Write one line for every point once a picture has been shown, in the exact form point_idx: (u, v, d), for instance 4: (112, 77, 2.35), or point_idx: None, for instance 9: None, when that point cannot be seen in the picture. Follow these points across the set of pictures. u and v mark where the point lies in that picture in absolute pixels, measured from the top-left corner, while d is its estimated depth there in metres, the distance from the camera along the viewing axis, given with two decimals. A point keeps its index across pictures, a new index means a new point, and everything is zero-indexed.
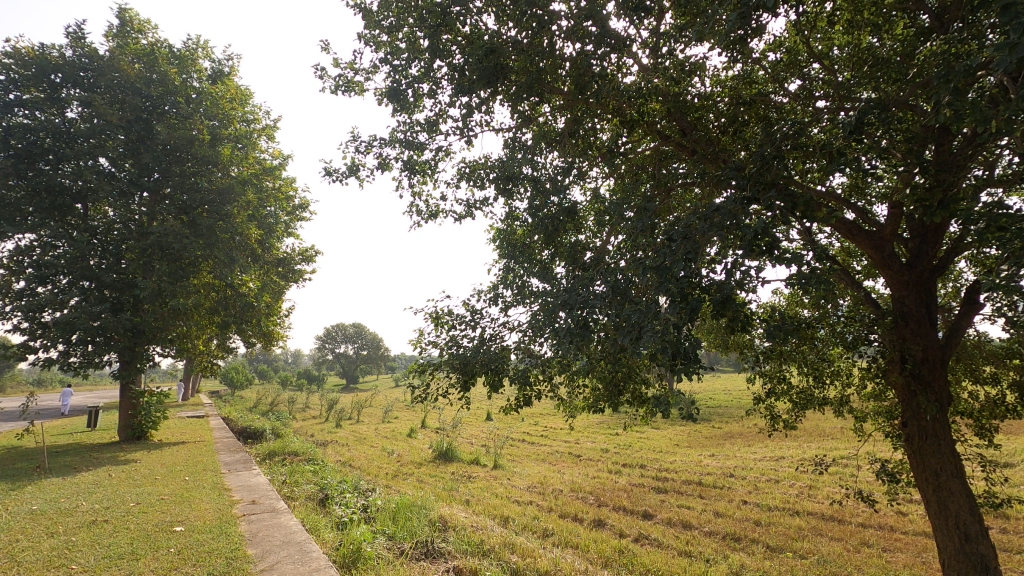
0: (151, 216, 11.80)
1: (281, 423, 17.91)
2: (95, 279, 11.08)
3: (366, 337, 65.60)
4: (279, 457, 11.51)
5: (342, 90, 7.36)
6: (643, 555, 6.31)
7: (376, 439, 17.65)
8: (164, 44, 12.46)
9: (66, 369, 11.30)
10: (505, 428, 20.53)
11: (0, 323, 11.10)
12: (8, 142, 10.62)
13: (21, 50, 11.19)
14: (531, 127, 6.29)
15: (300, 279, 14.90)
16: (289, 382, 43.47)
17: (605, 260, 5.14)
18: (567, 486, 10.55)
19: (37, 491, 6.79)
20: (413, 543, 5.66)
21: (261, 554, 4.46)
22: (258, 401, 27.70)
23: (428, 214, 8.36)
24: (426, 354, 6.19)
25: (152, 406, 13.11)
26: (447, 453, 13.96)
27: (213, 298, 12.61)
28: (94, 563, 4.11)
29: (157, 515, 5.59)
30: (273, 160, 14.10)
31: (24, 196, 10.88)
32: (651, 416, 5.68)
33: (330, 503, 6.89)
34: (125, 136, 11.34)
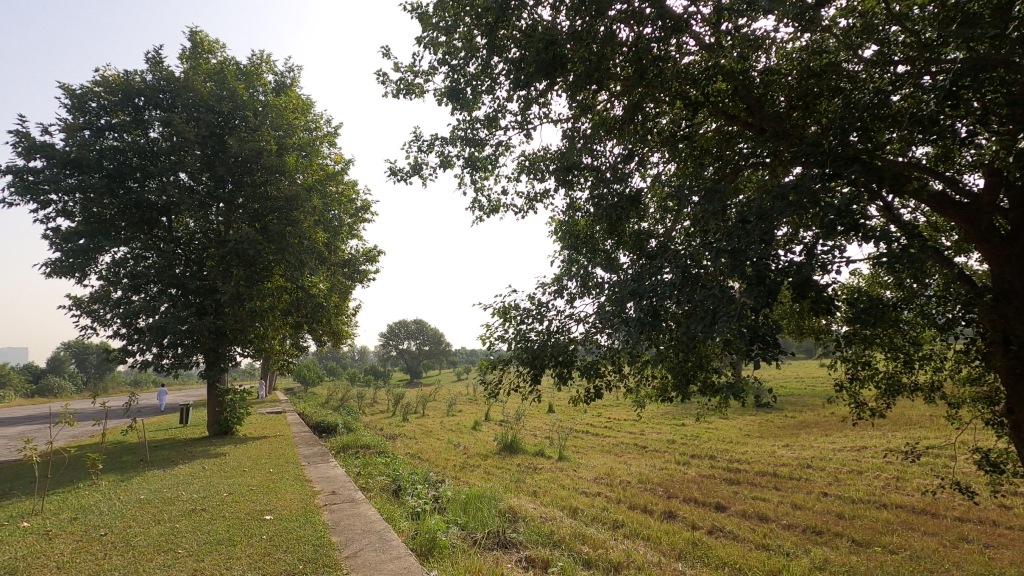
0: (228, 225, 12.56)
1: (352, 417, 18.68)
2: (182, 286, 11.91)
3: (428, 333, 66.94)
4: (352, 450, 12.03)
5: (403, 93, 7.55)
6: (718, 548, 6.16)
7: (442, 432, 18.08)
8: (231, 62, 13.19)
9: (160, 370, 12.23)
10: (568, 420, 20.51)
11: (103, 329, 12.15)
12: (101, 163, 11.55)
13: (108, 78, 12.14)
14: (589, 115, 6.23)
15: (364, 278, 15.45)
16: (356, 379, 45.28)
17: (673, 247, 5.02)
18: (635, 477, 10.43)
19: (143, 482, 7.43)
20: (485, 533, 5.77)
21: (344, 542, 4.68)
22: (329, 397, 29.02)
23: (490, 209, 8.48)
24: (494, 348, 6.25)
25: (236, 403, 13.99)
26: (512, 445, 14.12)
27: (287, 300, 13.31)
28: (198, 548, 4.45)
29: (249, 504, 5.98)
30: (335, 166, 14.67)
31: (117, 213, 11.82)
32: (723, 406, 5.51)
33: (403, 494, 7.13)
34: (201, 151, 12.09)
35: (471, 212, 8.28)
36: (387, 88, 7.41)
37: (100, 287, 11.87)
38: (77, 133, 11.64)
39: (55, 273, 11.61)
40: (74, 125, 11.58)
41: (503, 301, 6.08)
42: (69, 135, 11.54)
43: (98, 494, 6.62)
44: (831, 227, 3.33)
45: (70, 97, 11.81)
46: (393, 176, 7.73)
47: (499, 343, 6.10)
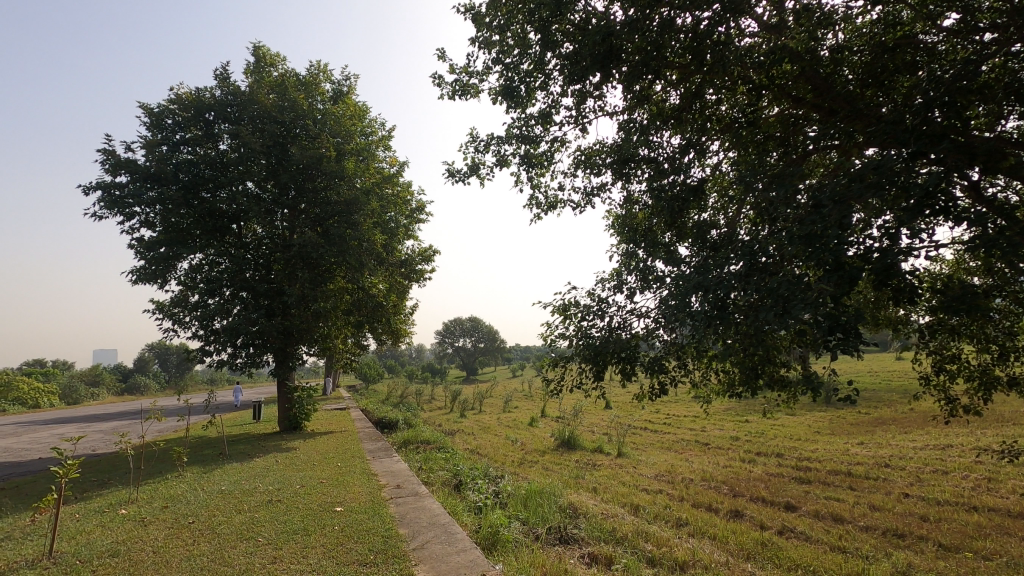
0: (292, 230, 13.13)
1: (412, 414, 19.15)
2: (252, 289, 12.57)
3: (483, 330, 67.58)
4: (413, 445, 12.35)
5: (459, 94, 7.70)
6: (790, 550, 5.92)
7: (499, 428, 18.26)
8: (292, 74, 13.78)
9: (235, 369, 12.98)
10: (627, 416, 20.22)
11: (184, 331, 13.00)
12: (178, 175, 12.32)
13: (182, 95, 12.94)
14: (646, 106, 6.14)
15: (421, 278, 15.77)
16: (415, 376, 46.36)
17: (738, 238, 4.88)
18: (698, 475, 10.18)
19: (224, 473, 7.92)
20: (547, 528, 5.79)
21: (411, 534, 4.82)
22: (389, 394, 29.83)
23: (547, 205, 8.51)
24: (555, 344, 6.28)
25: (304, 400, 14.63)
26: (570, 441, 14.07)
27: (348, 301, 13.80)
28: (276, 537, 4.70)
29: (320, 496, 6.26)
30: (391, 168, 15.05)
31: (193, 222, 12.59)
32: (795, 402, 5.28)
33: (464, 488, 7.26)
34: (266, 160, 12.71)
35: (528, 209, 8.34)
36: (444, 91, 7.59)
37: (180, 292, 12.71)
38: (156, 148, 12.46)
39: (141, 280, 12.51)
40: (153, 141, 12.41)
41: (563, 298, 6.08)
42: (150, 151, 12.38)
43: (184, 485, 7.11)
44: (915, 209, 3.16)
45: (149, 115, 12.67)
46: (452, 177, 7.91)
47: (560, 340, 6.10)
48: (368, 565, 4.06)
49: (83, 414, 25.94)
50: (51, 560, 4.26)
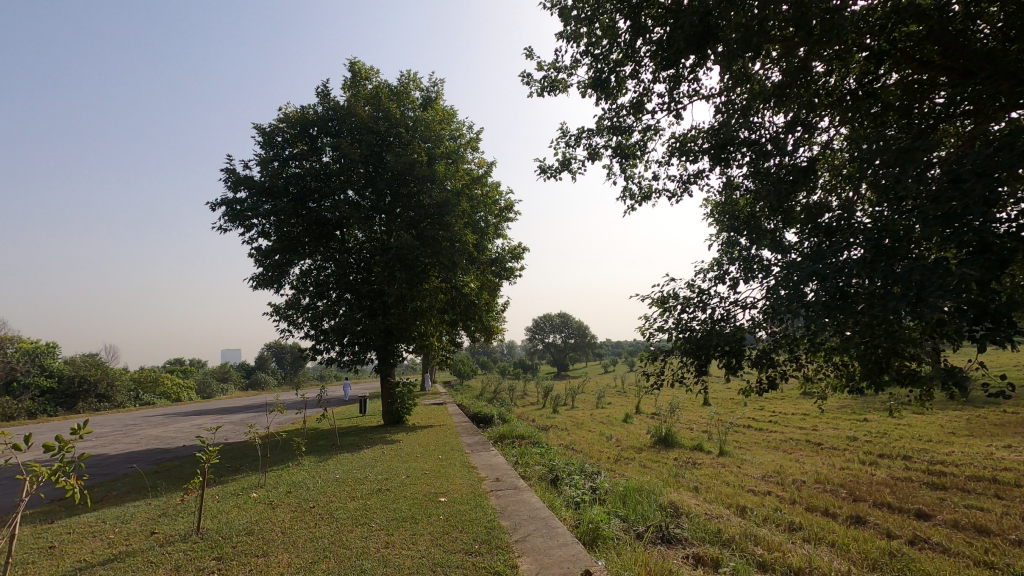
0: (390, 233, 13.81)
1: (506, 409, 19.49)
2: (355, 291, 13.40)
3: (574, 326, 67.18)
4: (508, 440, 12.58)
5: (548, 90, 7.83)
6: (924, 562, 5.36)
7: (593, 424, 18.11)
8: (385, 85, 14.48)
9: (342, 366, 13.92)
10: (728, 413, 19.29)
11: (297, 331, 14.10)
12: (288, 188, 13.37)
13: (289, 114, 14.01)
14: (745, 86, 5.87)
15: (511, 275, 15.95)
16: (507, 372, 47.14)
17: (856, 222, 4.55)
18: (810, 477, 9.48)
19: (337, 463, 8.54)
20: (647, 526, 5.67)
21: (513, 526, 4.91)
22: (483, 390, 30.58)
23: (642, 196, 8.38)
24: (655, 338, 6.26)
25: (405, 395, 15.37)
26: (667, 438, 13.67)
27: (443, 299, 14.30)
28: (387, 523, 5.00)
29: (425, 486, 6.56)
30: (479, 169, 15.38)
31: (302, 230, 13.59)
32: (928, 399, 4.77)
33: (561, 483, 7.30)
34: (364, 169, 13.44)
35: (621, 201, 8.40)
36: (533, 87, 7.76)
37: (294, 296, 13.83)
38: (268, 164, 13.59)
39: (260, 285, 13.76)
40: (266, 158, 13.54)
41: (660, 291, 6.02)
42: (264, 167, 13.52)
43: (304, 472, 7.74)
44: None
45: (262, 135, 13.85)
46: (543, 173, 8.09)
47: (659, 334, 6.00)
48: (474, 554, 4.20)
49: (217, 406, 29.06)
50: (198, 535, 4.81)
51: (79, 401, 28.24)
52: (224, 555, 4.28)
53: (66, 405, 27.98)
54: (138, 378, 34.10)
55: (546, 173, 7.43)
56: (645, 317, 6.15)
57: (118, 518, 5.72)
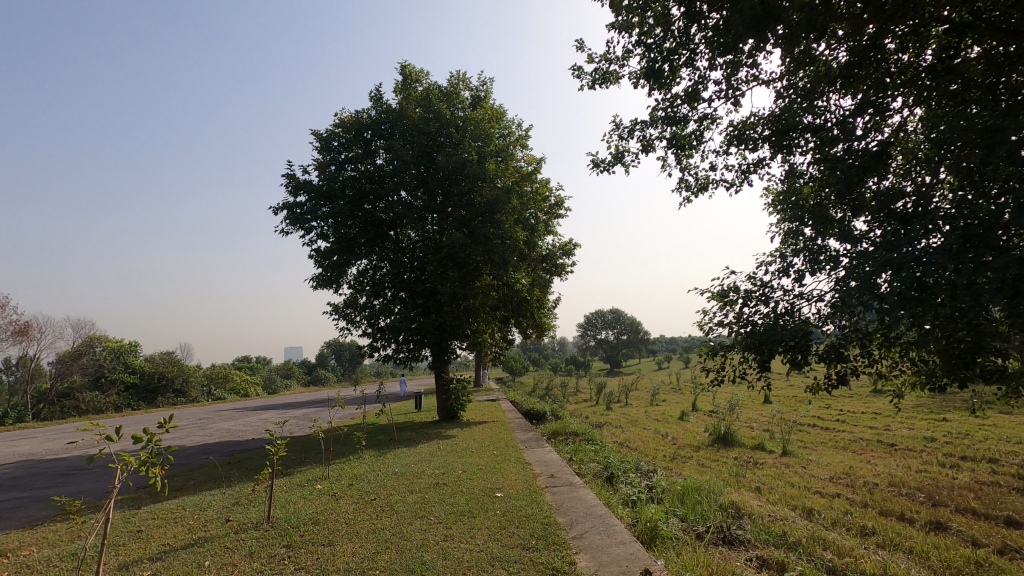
0: (442, 232, 14.03)
1: (559, 406, 19.45)
2: (409, 290, 13.74)
3: (626, 322, 66.20)
4: (562, 437, 12.55)
5: (599, 82, 7.79)
6: (1016, 573, 4.96)
7: (649, 421, 17.78)
8: (434, 86, 14.72)
9: (398, 363, 14.30)
10: (791, 412, 18.48)
11: (355, 329, 14.56)
12: (345, 191, 13.80)
13: (345, 119, 14.46)
14: (808, 69, 5.65)
15: (563, 271, 15.86)
16: (559, 368, 47.05)
17: (935, 208, 4.30)
18: (884, 480, 8.96)
19: (396, 457, 8.79)
20: (708, 527, 5.53)
21: (570, 523, 4.90)
22: (535, 387, 30.64)
23: (698, 187, 8.18)
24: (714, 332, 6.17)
25: (459, 391, 15.59)
26: (726, 437, 13.25)
27: (496, 296, 14.43)
28: (446, 517, 5.10)
29: (481, 481, 6.65)
30: (529, 166, 15.37)
31: (357, 232, 14.01)
32: (1019, 398, 4.41)
33: (616, 481, 7.23)
34: (416, 169, 13.70)
35: (677, 192, 8.29)
36: (585, 81, 7.73)
37: (351, 295, 14.31)
38: (326, 169, 14.07)
39: (320, 286, 14.32)
40: (323, 162, 14.02)
41: (720, 284, 5.93)
42: (322, 171, 14.01)
43: (365, 466, 8.01)
44: None
45: (319, 140, 14.36)
46: (595, 167, 8.05)
47: (719, 328, 5.88)
48: (531, 549, 4.22)
49: (282, 402, 30.46)
50: (269, 524, 5.05)
51: (159, 396, 30.29)
52: (294, 543, 4.49)
53: (148, 400, 30.05)
54: (210, 375, 36.19)
55: (600, 167, 7.52)
56: (705, 312, 6.06)
57: (197, 506, 6.10)
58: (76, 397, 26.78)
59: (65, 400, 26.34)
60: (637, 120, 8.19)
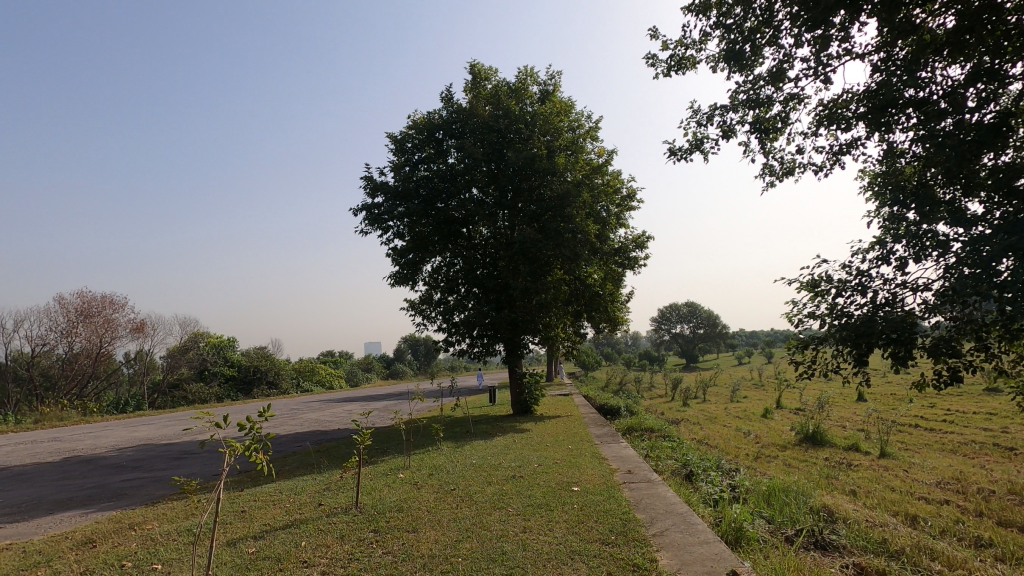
0: (513, 228, 14.11)
1: (634, 402, 19.11)
2: (482, 286, 13.99)
3: (703, 315, 63.89)
4: (637, 433, 12.32)
5: (675, 68, 7.59)
6: None
7: (729, 419, 17.09)
8: (503, 84, 14.82)
9: (473, 358, 14.64)
10: (889, 411, 17.13)
11: (431, 324, 14.99)
12: (419, 190, 14.20)
13: (418, 120, 14.86)
14: (910, 38, 5.24)
15: (636, 264, 15.52)
16: (633, 363, 46.24)
17: None
18: (1001, 487, 8.12)
19: (473, 449, 9.00)
20: (797, 530, 5.25)
21: (650, 519, 4.82)
22: (608, 381, 30.30)
23: (784, 172, 7.75)
24: (806, 326, 5.91)
25: (532, 385, 15.69)
26: (815, 437, 12.50)
27: (567, 290, 14.39)
28: (523, 509, 5.16)
29: (557, 475, 6.67)
30: (599, 158, 15.14)
31: (431, 229, 14.37)
32: None
33: (696, 479, 7.02)
34: (487, 166, 13.87)
35: (761, 177, 7.94)
36: (660, 68, 7.56)
37: (427, 291, 14.75)
38: (401, 169, 14.54)
39: (397, 282, 14.86)
40: (398, 164, 14.48)
41: (810, 275, 5.81)
42: (397, 172, 14.49)
43: (444, 457, 8.26)
44: None
45: (395, 142, 14.86)
46: (672, 156, 7.81)
47: (813, 320, 5.77)
48: (610, 545, 4.20)
49: (364, 394, 31.96)
50: (357, 509, 5.34)
51: (254, 387, 32.72)
52: (381, 528, 4.71)
53: (245, 391, 32.52)
54: (299, 368, 38.50)
55: (678, 155, 7.36)
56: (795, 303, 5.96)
57: (292, 490, 6.54)
58: (184, 387, 29.42)
59: (175, 390, 29.02)
60: (716, 104, 7.91)
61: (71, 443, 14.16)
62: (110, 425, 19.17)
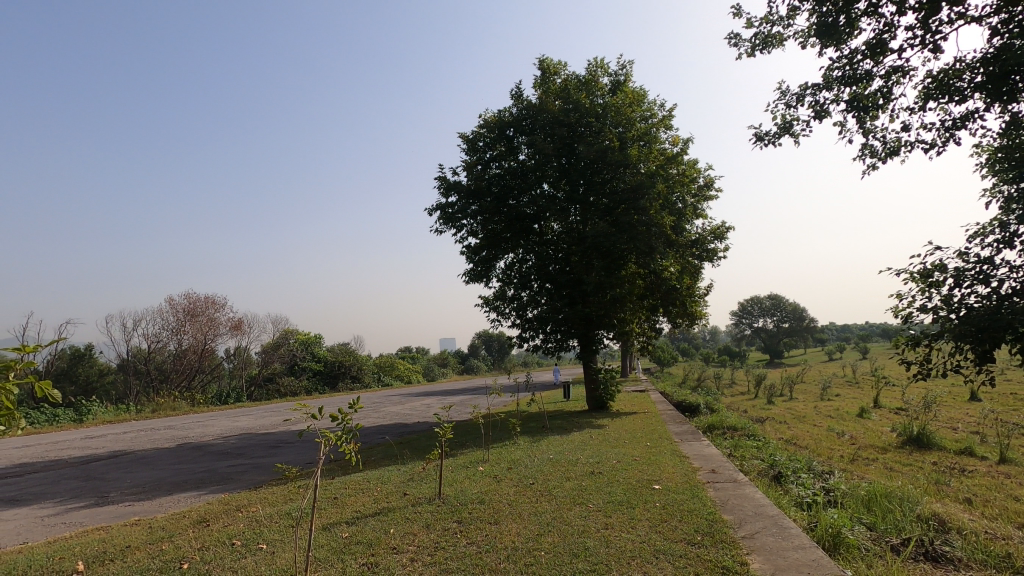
0: (585, 222, 13.98)
1: (714, 399, 18.39)
2: (554, 281, 13.99)
3: (788, 308, 60.33)
4: (719, 431, 11.86)
5: (761, 47, 7.31)
6: None
7: (820, 418, 16.06)
8: (573, 77, 14.70)
9: (547, 353, 14.70)
10: (1008, 412, 15.43)
11: (505, 320, 15.17)
12: (491, 188, 14.38)
13: (489, 119, 15.05)
14: None
15: (715, 256, 14.94)
16: (711, 359, 44.48)
17: None
18: None
19: (549, 444, 9.02)
20: (904, 540, 4.85)
21: (738, 521, 4.63)
22: (686, 377, 29.33)
23: (887, 151, 7.23)
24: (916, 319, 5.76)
25: (607, 380, 15.50)
26: (920, 439, 11.50)
27: (643, 284, 14.10)
28: (603, 505, 5.13)
29: (637, 473, 6.56)
30: (674, 148, 14.68)
31: (503, 226, 14.50)
32: None
33: (786, 481, 6.65)
34: (558, 161, 13.83)
35: (861, 158, 7.48)
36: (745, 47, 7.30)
37: (500, 288, 14.95)
38: (473, 168, 14.78)
39: (472, 280, 15.16)
40: (471, 163, 14.75)
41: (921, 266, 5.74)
42: (469, 171, 14.75)
43: (521, 451, 8.34)
44: None
45: (467, 142, 15.13)
46: (759, 142, 7.52)
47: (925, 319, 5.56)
48: (697, 545, 4.08)
49: (441, 388, 32.88)
50: (440, 500, 5.51)
51: (339, 381, 34.51)
52: (464, 519, 4.84)
53: (331, 384, 34.39)
54: (379, 363, 40.22)
55: (768, 138, 7.08)
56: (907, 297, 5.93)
57: (379, 480, 6.85)
58: (277, 381, 31.55)
59: (269, 383, 31.21)
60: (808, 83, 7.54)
61: (183, 431, 15.62)
62: (215, 415, 20.93)
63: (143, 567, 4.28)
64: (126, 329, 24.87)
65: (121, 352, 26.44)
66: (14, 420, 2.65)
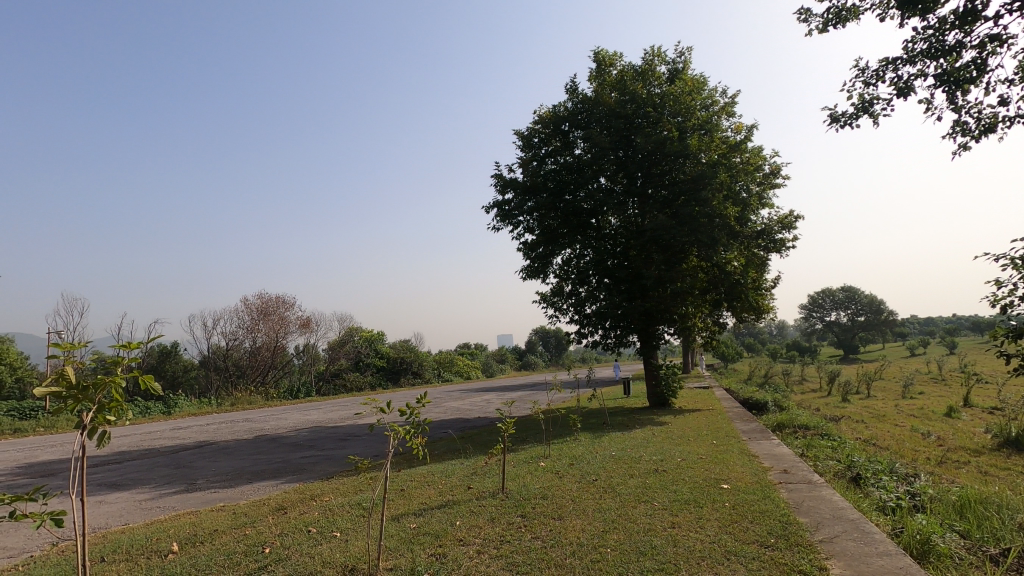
0: (644, 216, 13.72)
1: (783, 396, 17.58)
2: (613, 276, 13.81)
3: (864, 301, 56.78)
4: (790, 430, 11.34)
5: (835, 23, 6.99)
6: None
7: (902, 417, 15.03)
8: (629, 68, 14.42)
9: (607, 349, 14.56)
10: None
11: (563, 316, 15.11)
12: (547, 184, 14.34)
13: (544, 115, 15.00)
14: None
15: (783, 247, 14.28)
16: (780, 355, 42.52)
17: None
18: None
19: (611, 440, 8.92)
20: (1004, 550, 4.48)
21: (815, 524, 4.42)
22: (752, 374, 28.20)
23: (981, 128, 6.74)
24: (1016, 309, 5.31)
25: (669, 377, 15.13)
26: (1018, 442, 10.56)
27: (705, 278, 13.69)
28: (670, 504, 5.02)
29: (703, 471, 6.38)
30: (737, 135, 14.12)
31: (560, 222, 14.42)
32: None
33: (866, 483, 6.28)
34: (615, 154, 13.61)
35: (952, 136, 6.99)
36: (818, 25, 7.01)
37: (558, 284, 14.91)
38: (529, 165, 14.78)
39: (529, 276, 15.20)
40: (527, 159, 14.75)
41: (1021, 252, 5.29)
42: (525, 168, 14.77)
43: (582, 448, 8.29)
44: None
45: (522, 139, 15.13)
46: (834, 122, 7.21)
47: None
48: (770, 548, 3.92)
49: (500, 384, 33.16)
50: (504, 495, 5.57)
51: (402, 377, 35.48)
52: (528, 514, 4.87)
53: (394, 380, 35.43)
54: (439, 360, 41.04)
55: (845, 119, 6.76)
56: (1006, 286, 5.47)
57: (443, 473, 7.00)
58: (344, 376, 32.83)
59: (336, 379, 32.56)
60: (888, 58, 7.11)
61: (260, 423, 16.54)
62: (288, 409, 22.05)
63: (230, 550, 4.58)
64: (206, 328, 26.60)
65: (202, 349, 28.30)
66: (122, 411, 2.94)
